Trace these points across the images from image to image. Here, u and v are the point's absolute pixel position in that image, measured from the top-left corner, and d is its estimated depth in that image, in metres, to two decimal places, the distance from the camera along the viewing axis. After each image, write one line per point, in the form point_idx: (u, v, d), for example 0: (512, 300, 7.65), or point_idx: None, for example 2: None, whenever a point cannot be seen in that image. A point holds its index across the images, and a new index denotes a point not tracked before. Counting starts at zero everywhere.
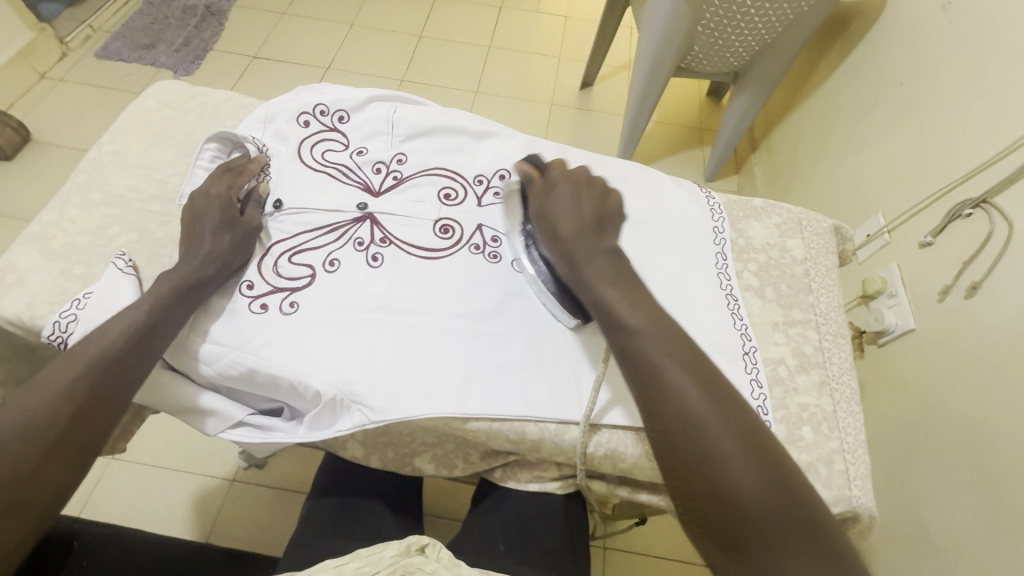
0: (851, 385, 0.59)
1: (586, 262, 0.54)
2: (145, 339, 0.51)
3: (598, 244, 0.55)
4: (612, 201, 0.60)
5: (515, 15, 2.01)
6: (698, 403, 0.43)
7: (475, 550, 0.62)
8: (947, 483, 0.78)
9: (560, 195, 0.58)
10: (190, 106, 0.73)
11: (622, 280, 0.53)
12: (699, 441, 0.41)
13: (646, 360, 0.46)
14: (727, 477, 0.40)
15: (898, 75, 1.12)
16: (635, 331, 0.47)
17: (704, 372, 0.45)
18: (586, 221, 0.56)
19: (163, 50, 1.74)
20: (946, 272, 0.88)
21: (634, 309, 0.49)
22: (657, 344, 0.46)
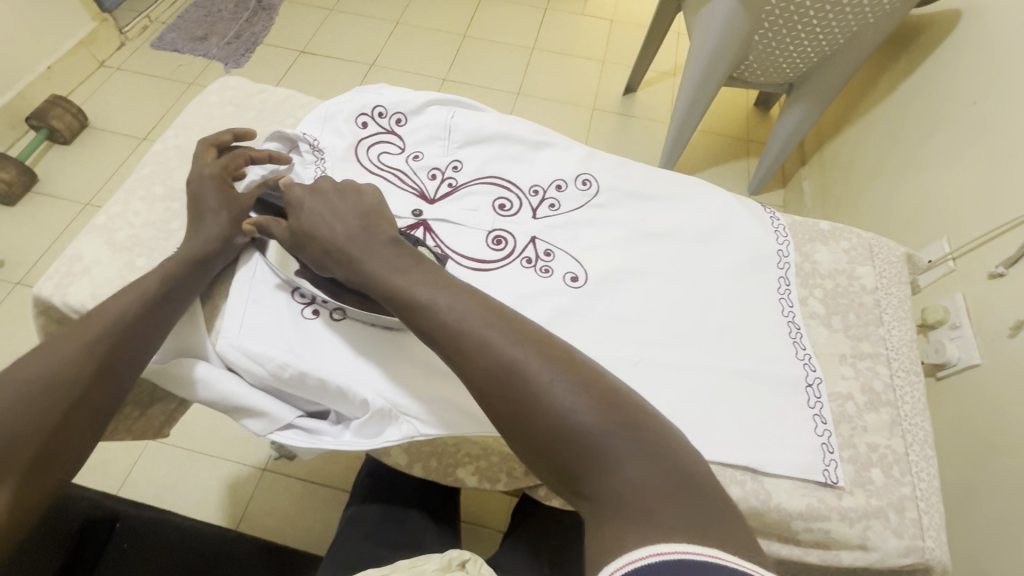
0: (924, 427, 0.55)
1: (366, 253, 0.49)
2: (160, 305, 0.53)
3: (373, 234, 0.50)
4: (368, 196, 0.53)
5: (560, 17, 1.99)
6: (512, 350, 0.40)
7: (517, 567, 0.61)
8: (1012, 533, 0.73)
9: (310, 208, 0.52)
10: (251, 103, 0.74)
11: (405, 258, 0.49)
12: (510, 391, 0.39)
13: (449, 326, 0.42)
14: (542, 413, 0.38)
15: (971, 93, 1.06)
16: (430, 295, 0.44)
17: (505, 317, 0.43)
18: (343, 235, 0.50)
19: (215, 42, 1.78)
20: (1019, 306, 0.83)
21: (424, 282, 0.46)
22: (455, 302, 0.44)
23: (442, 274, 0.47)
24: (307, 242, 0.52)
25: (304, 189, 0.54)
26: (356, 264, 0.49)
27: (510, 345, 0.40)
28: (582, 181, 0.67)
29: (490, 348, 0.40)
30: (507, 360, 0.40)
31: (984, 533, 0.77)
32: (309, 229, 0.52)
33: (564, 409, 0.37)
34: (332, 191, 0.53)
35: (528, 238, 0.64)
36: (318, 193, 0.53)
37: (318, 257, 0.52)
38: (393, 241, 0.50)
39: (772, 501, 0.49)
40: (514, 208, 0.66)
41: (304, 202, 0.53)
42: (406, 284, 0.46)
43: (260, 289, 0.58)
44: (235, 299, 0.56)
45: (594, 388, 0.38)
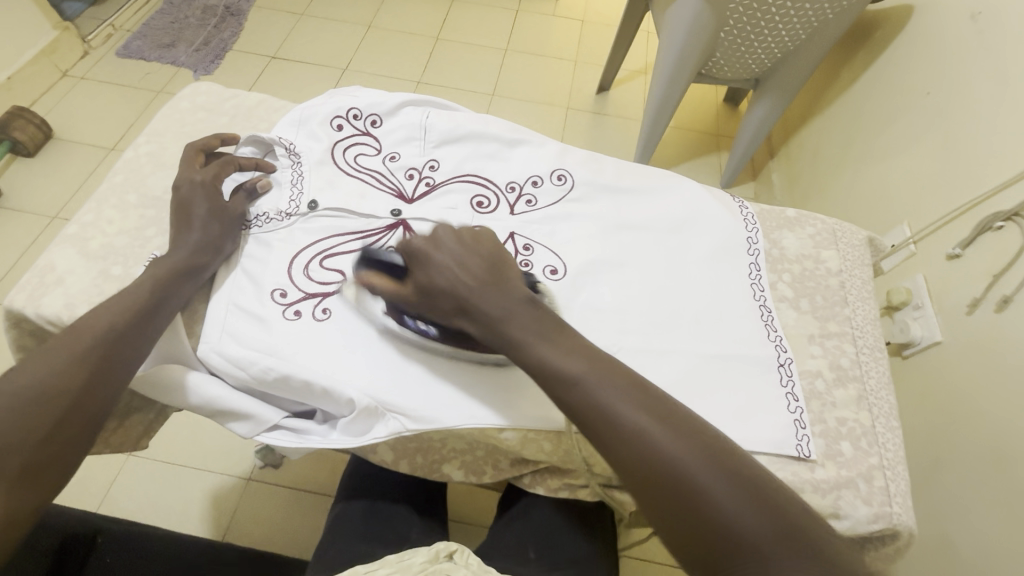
0: (888, 400, 0.58)
1: (503, 318, 0.48)
2: (148, 313, 0.52)
3: (505, 290, 0.49)
4: (492, 244, 0.51)
5: (532, 19, 2.01)
6: (669, 444, 0.42)
7: (503, 556, 0.62)
8: (976, 499, 0.77)
9: (439, 258, 0.50)
10: (224, 108, 0.73)
11: (546, 324, 0.48)
12: (670, 490, 0.41)
13: (603, 409, 0.44)
14: (709, 518, 0.39)
15: (925, 84, 1.11)
16: (582, 383, 0.45)
17: (659, 406, 0.44)
18: (472, 289, 0.48)
19: (183, 49, 1.75)
20: (976, 284, 0.87)
21: (572, 356, 0.46)
22: (608, 387, 0.45)
23: (590, 348, 0.48)
24: (433, 300, 0.50)
25: (425, 239, 0.51)
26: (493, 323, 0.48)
27: (673, 444, 0.42)
28: (558, 176, 0.69)
29: (648, 442, 0.42)
30: (671, 459, 0.41)
31: (949, 501, 0.81)
32: (440, 283, 0.49)
33: (726, 512, 0.39)
34: (459, 237, 0.51)
35: (507, 233, 0.65)
36: (445, 240, 0.51)
37: (445, 309, 0.49)
38: (526, 302, 0.49)
39: None
40: (491, 205, 0.67)
41: (435, 251, 0.50)
42: (556, 361, 0.46)
43: (240, 293, 0.57)
44: (217, 304, 0.57)
45: (759, 495, 0.40)
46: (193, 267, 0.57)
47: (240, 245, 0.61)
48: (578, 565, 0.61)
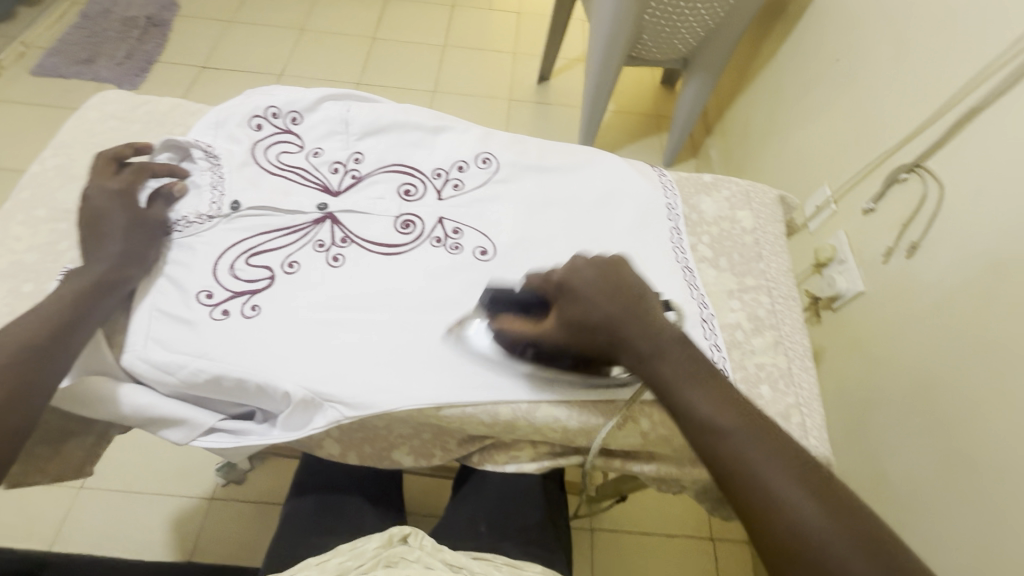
0: (803, 343, 0.62)
1: (655, 356, 0.48)
2: (66, 326, 0.50)
3: (656, 329, 0.49)
4: (637, 276, 0.52)
5: (467, 13, 2.02)
6: (813, 515, 0.41)
7: (455, 534, 0.67)
8: (903, 432, 0.83)
9: (583, 286, 0.50)
10: (135, 115, 0.71)
11: (697, 368, 0.48)
12: (811, 565, 0.39)
13: (744, 464, 0.43)
14: None
15: (835, 52, 1.17)
16: (729, 435, 0.44)
17: (808, 471, 0.43)
18: (619, 322, 0.49)
19: (103, 64, 1.68)
20: (889, 234, 0.93)
21: (723, 407, 0.46)
22: (756, 448, 0.44)
23: (742, 403, 0.47)
24: (574, 330, 0.50)
25: (563, 271, 0.52)
26: (642, 360, 0.48)
27: (823, 519, 0.40)
28: (482, 160, 0.70)
29: (790, 506, 0.41)
30: (813, 531, 0.40)
31: (881, 438, 0.87)
32: (590, 316, 0.49)
33: None
34: (605, 269, 0.51)
35: (436, 218, 0.66)
36: (596, 266, 0.52)
37: (588, 340, 0.49)
38: (679, 344, 0.49)
39: None
40: (418, 192, 0.68)
41: (586, 277, 0.50)
42: (703, 407, 0.46)
43: (164, 297, 0.56)
44: (139, 312, 0.55)
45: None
46: (113, 278, 0.55)
47: (159, 251, 0.59)
48: (528, 531, 0.67)
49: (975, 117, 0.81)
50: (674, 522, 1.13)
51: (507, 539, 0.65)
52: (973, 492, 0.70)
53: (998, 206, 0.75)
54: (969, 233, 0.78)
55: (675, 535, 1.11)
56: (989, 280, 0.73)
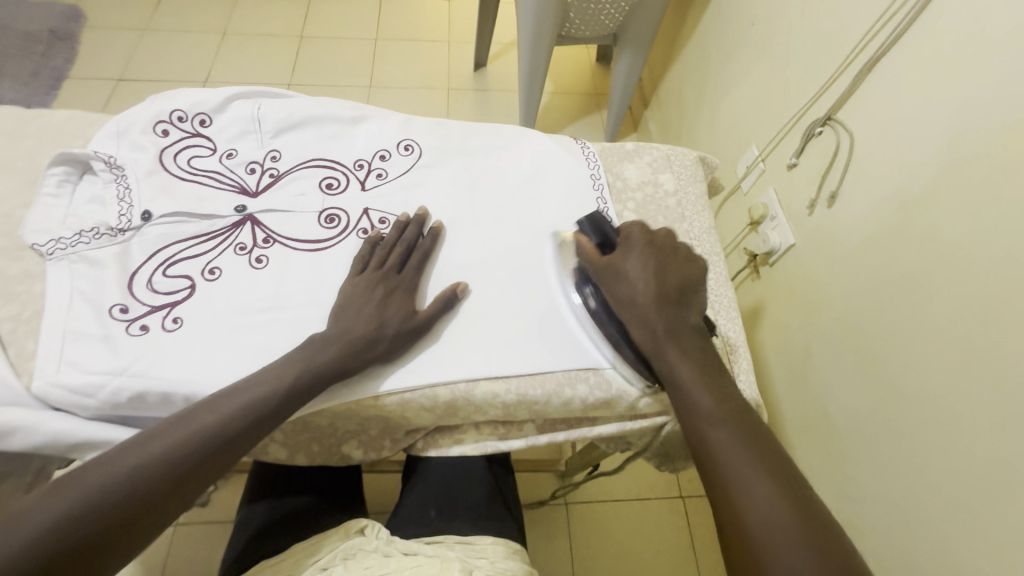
0: (727, 295, 0.65)
1: (670, 336, 0.51)
2: (215, 453, 0.45)
3: (678, 314, 0.53)
4: (692, 265, 0.56)
5: (395, 3, 1.97)
6: (777, 513, 0.41)
7: (408, 523, 0.68)
8: (837, 372, 0.87)
9: (631, 265, 0.55)
10: (27, 130, 0.67)
11: (706, 358, 0.51)
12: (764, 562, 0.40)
13: (718, 452, 0.45)
14: None
15: (750, 16, 1.18)
16: (717, 421, 0.47)
17: (784, 473, 0.44)
18: (652, 294, 0.53)
19: (8, 85, 1.57)
20: (811, 186, 0.96)
21: (717, 396, 0.48)
22: (736, 439, 0.45)
23: (738, 398, 0.49)
24: (615, 283, 0.54)
25: (637, 237, 0.57)
26: (656, 336, 0.51)
27: (787, 520, 0.41)
28: (404, 147, 0.69)
29: (755, 504, 0.42)
30: (772, 523, 0.41)
31: (819, 379, 0.91)
32: (628, 278, 0.54)
33: None
34: (659, 251, 0.56)
35: (361, 210, 0.65)
36: (657, 240, 0.57)
37: (620, 298, 0.54)
38: (696, 335, 0.53)
39: (613, 388, 0.56)
40: (341, 185, 0.66)
41: (642, 245, 0.56)
42: (693, 386, 0.49)
43: (75, 319, 0.53)
44: (49, 336, 0.52)
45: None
46: (302, 390, 0.49)
47: (64, 270, 0.56)
48: (476, 507, 0.68)
49: (876, 66, 0.82)
50: (643, 485, 1.15)
51: (457, 517, 0.67)
52: (902, 422, 0.74)
53: (901, 150, 0.77)
54: (881, 177, 0.80)
55: (645, 499, 1.14)
56: (900, 222, 0.76)
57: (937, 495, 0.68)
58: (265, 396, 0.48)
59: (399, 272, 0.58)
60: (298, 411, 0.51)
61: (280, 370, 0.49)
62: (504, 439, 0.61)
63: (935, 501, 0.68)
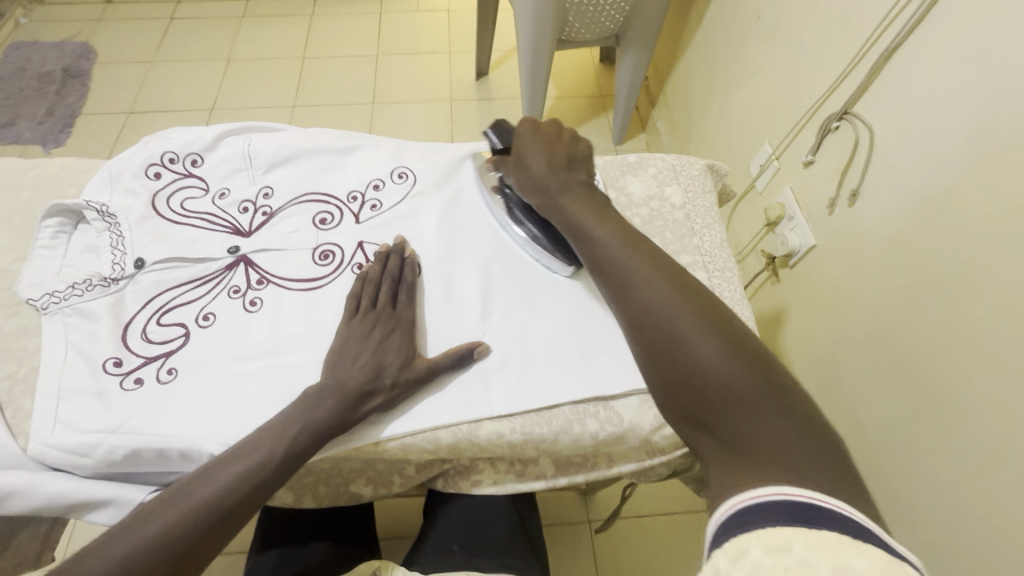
0: (745, 313, 0.62)
1: (562, 190, 0.55)
2: (214, 528, 0.44)
3: (566, 177, 0.55)
4: (580, 139, 0.59)
5: (396, 18, 1.96)
6: (659, 292, 0.45)
7: (430, 557, 0.65)
8: (865, 382, 0.81)
9: (528, 151, 0.58)
10: (24, 182, 0.67)
11: (592, 201, 0.54)
12: (659, 334, 0.43)
13: (608, 259, 0.49)
14: (686, 352, 0.41)
15: (756, 9, 1.13)
16: (604, 240, 0.50)
17: (668, 266, 0.47)
18: (544, 168, 0.56)
19: (24, 125, 1.61)
20: (829, 184, 0.91)
21: (601, 222, 0.52)
22: (612, 243, 0.49)
23: (617, 221, 0.52)
24: (518, 172, 0.58)
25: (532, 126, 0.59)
26: (551, 196, 0.55)
27: (667, 292, 0.45)
28: (398, 175, 0.67)
29: (641, 288, 0.46)
30: (653, 299, 0.45)
31: (846, 390, 0.86)
32: (525, 161, 0.57)
33: (703, 363, 0.40)
34: (546, 129, 0.59)
35: (356, 244, 0.63)
36: (546, 124, 0.59)
37: (529, 185, 0.57)
38: (584, 187, 0.55)
39: (626, 423, 0.53)
40: (335, 219, 0.64)
41: (531, 129, 0.58)
42: (582, 219, 0.52)
43: (69, 376, 0.53)
44: (45, 395, 0.52)
45: (751, 357, 0.40)
46: (299, 448, 0.47)
47: (59, 325, 0.55)
48: (499, 543, 0.66)
49: (893, 56, 0.77)
50: (669, 500, 1.11)
51: (479, 555, 0.64)
52: (938, 435, 0.68)
53: (925, 144, 0.72)
54: (904, 173, 0.75)
55: (672, 513, 1.10)
56: (927, 221, 0.71)
57: (971, 514, 0.63)
58: (262, 462, 0.46)
59: (395, 311, 0.56)
60: (307, 461, 0.50)
61: (274, 425, 0.48)
62: (520, 478, 0.58)
63: (971, 521, 0.63)
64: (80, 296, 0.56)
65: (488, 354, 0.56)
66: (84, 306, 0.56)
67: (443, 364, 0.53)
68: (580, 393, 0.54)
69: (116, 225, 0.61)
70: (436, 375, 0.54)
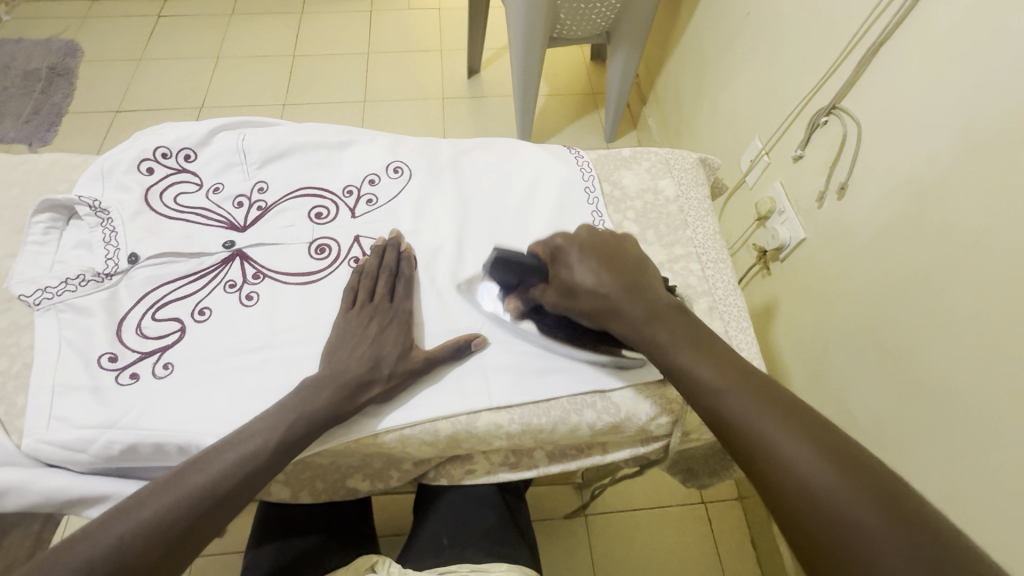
0: (738, 304, 0.63)
1: (652, 320, 0.49)
2: (208, 514, 0.44)
3: (645, 299, 0.50)
4: (632, 251, 0.55)
5: (386, 16, 1.95)
6: (806, 461, 0.39)
7: (422, 550, 0.65)
8: (855, 371, 0.83)
9: (579, 275, 0.52)
10: (14, 177, 0.66)
11: (698, 336, 0.49)
12: (813, 515, 0.37)
13: (735, 418, 0.43)
14: (860, 547, 0.34)
15: (745, 6, 1.14)
16: (724, 389, 0.44)
17: (807, 423, 0.41)
18: (617, 289, 0.51)
19: (11, 123, 1.58)
20: (819, 178, 0.92)
21: (718, 366, 0.46)
22: (735, 395, 0.44)
23: (734, 360, 0.47)
24: (574, 300, 0.52)
25: (562, 249, 0.54)
26: (638, 326, 0.49)
27: (816, 463, 0.38)
28: (394, 169, 0.67)
29: (783, 453, 0.40)
30: (801, 471, 0.38)
31: (836, 380, 0.87)
32: (584, 283, 0.52)
33: (895, 564, 0.33)
34: (598, 246, 0.54)
35: (352, 238, 0.63)
36: (587, 238, 0.55)
37: (590, 310, 0.51)
38: (674, 312, 0.50)
39: (621, 411, 0.54)
40: (331, 214, 0.64)
41: (577, 245, 0.54)
42: (688, 356, 0.47)
43: (63, 371, 0.52)
44: (39, 390, 0.51)
45: (951, 553, 0.32)
46: (296, 437, 0.47)
47: (52, 320, 0.55)
48: (489, 534, 0.66)
49: (880, 50, 0.78)
50: (664, 492, 1.12)
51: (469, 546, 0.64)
52: (928, 422, 0.69)
53: (911, 137, 0.73)
54: (891, 166, 0.77)
55: (666, 505, 1.11)
56: (915, 211, 0.73)
57: (956, 497, 0.65)
58: (259, 449, 0.46)
59: (391, 303, 0.56)
60: (296, 456, 0.49)
61: (271, 414, 0.48)
62: (515, 469, 0.59)
63: (957, 502, 0.65)
64: (73, 293, 0.56)
65: (486, 347, 0.56)
66: (77, 302, 0.56)
67: (441, 357, 0.54)
68: (577, 383, 0.55)
69: (109, 221, 0.60)
70: (434, 365, 0.54)
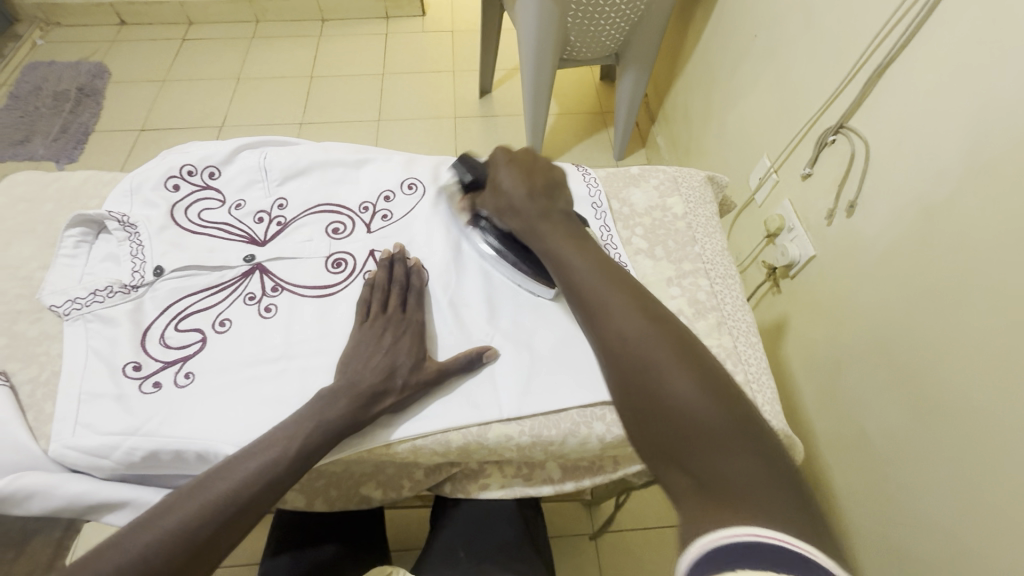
0: (746, 319, 0.64)
1: (545, 217, 0.57)
2: (232, 520, 0.45)
3: (549, 202, 0.58)
4: (557, 169, 0.62)
5: (402, 38, 2.01)
6: (629, 323, 0.46)
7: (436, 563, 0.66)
8: (868, 388, 0.82)
9: (505, 180, 0.59)
10: (47, 194, 0.70)
11: (574, 233, 0.56)
12: (637, 369, 0.43)
13: (584, 289, 0.50)
14: (654, 381, 0.42)
15: (753, 28, 1.17)
16: (583, 270, 0.51)
17: (640, 299, 0.48)
18: (531, 190, 0.58)
19: (39, 142, 1.65)
20: (828, 195, 0.93)
21: (585, 254, 0.53)
22: (587, 272, 0.51)
23: (597, 252, 0.54)
24: (496, 199, 0.60)
25: (503, 157, 0.61)
26: (533, 221, 0.57)
27: (638, 323, 0.46)
28: (408, 186, 0.70)
29: (614, 316, 0.47)
30: (623, 329, 0.46)
31: (849, 398, 0.86)
32: (503, 186, 0.59)
33: (676, 395, 0.41)
34: (526, 160, 0.61)
35: (367, 252, 0.65)
36: (522, 154, 0.62)
37: (504, 211, 0.59)
38: (566, 216, 0.58)
39: None
40: (348, 229, 0.66)
41: (508, 157, 0.61)
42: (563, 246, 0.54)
43: (90, 380, 0.54)
44: (66, 398, 0.53)
45: (716, 387, 0.41)
46: (313, 446, 0.49)
47: (80, 330, 0.57)
48: (504, 549, 0.66)
49: (886, 72, 0.80)
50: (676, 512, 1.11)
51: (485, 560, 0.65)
52: (941, 442, 0.68)
53: (919, 156, 0.74)
54: (899, 183, 0.78)
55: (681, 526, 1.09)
56: (923, 228, 0.73)
57: (972, 518, 0.63)
58: (276, 458, 0.47)
59: (404, 314, 0.58)
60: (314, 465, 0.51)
61: (288, 427, 0.49)
62: (527, 482, 0.59)
63: (970, 523, 0.63)
64: (99, 304, 0.58)
65: (498, 361, 0.57)
66: (103, 313, 0.58)
67: (453, 368, 0.55)
68: (588, 395, 0.55)
69: (136, 234, 0.63)
70: (446, 376, 0.55)
